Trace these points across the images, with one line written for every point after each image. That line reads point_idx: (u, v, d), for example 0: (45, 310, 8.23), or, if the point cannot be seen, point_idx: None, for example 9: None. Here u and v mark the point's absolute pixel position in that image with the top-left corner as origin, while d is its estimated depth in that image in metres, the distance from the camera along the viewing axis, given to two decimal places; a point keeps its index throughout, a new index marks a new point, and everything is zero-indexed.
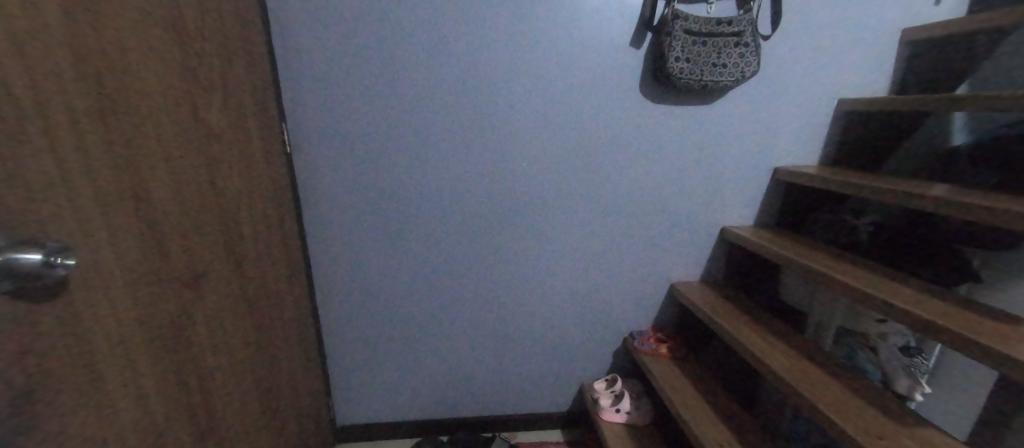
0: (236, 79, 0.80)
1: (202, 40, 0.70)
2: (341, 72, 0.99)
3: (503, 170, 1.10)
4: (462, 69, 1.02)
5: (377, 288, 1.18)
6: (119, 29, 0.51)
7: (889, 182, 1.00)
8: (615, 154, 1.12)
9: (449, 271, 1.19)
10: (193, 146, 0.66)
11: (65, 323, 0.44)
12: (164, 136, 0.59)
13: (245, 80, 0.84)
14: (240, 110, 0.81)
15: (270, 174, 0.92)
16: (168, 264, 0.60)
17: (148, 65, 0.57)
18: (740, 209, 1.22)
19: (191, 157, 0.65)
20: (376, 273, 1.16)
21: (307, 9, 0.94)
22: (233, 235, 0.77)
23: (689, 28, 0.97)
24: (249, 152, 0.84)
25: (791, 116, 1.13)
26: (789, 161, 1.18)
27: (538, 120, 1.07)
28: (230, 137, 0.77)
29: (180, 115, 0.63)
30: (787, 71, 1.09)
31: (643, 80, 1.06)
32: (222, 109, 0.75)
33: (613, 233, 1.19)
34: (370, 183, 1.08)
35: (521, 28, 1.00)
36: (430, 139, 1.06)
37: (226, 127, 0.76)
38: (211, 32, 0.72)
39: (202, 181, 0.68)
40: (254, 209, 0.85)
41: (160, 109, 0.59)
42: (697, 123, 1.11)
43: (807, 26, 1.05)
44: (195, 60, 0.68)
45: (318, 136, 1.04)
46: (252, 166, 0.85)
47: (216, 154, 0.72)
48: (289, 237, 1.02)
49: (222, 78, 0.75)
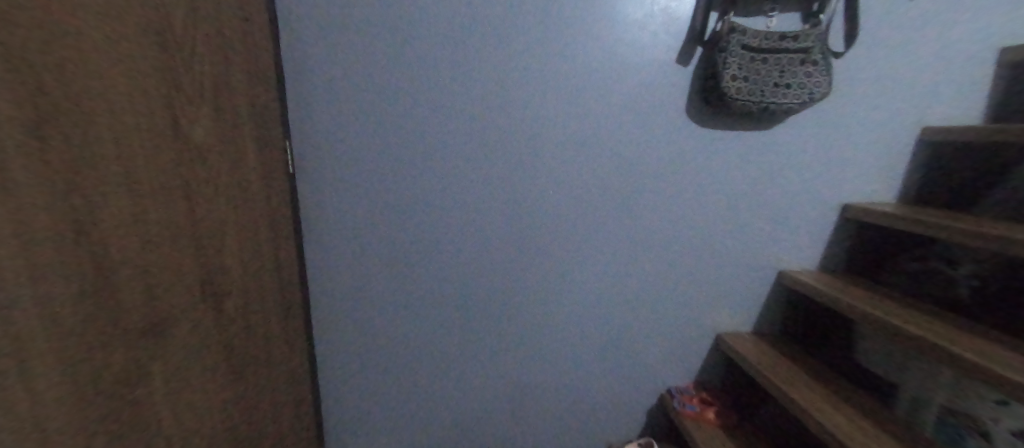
0: (243, 91, 0.71)
1: (213, 49, 0.61)
2: (354, 83, 0.90)
3: (527, 199, 0.98)
4: (487, 85, 0.92)
5: (382, 324, 1.05)
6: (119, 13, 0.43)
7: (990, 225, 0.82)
8: (654, 185, 0.98)
9: (462, 311, 1.05)
10: (197, 159, 0.57)
11: (49, 384, 0.34)
12: (166, 145, 0.50)
13: (253, 93, 0.75)
14: (248, 124, 0.72)
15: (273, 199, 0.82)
16: (167, 298, 0.50)
17: (152, 59, 0.48)
18: (800, 250, 1.04)
19: (194, 172, 0.56)
20: (383, 307, 1.04)
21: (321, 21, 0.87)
22: (232, 266, 0.67)
23: (746, 43, 0.85)
24: (253, 172, 0.74)
25: (866, 147, 0.97)
26: (863, 197, 1.00)
27: (568, 143, 0.95)
28: (235, 153, 0.67)
29: (186, 123, 0.54)
30: (865, 92, 0.93)
31: (690, 101, 0.94)
32: (230, 119, 0.66)
33: (650, 272, 1.04)
34: (379, 208, 0.97)
35: (554, 39, 0.90)
36: (448, 159, 0.95)
37: (228, 145, 0.65)
38: (220, 33, 0.64)
39: (205, 201, 0.59)
40: (252, 240, 0.74)
41: (165, 113, 0.50)
42: (753, 151, 0.97)
43: (887, 44, 0.90)
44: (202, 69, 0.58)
45: (325, 154, 0.94)
46: (256, 190, 0.75)
47: (220, 171, 0.63)
48: (290, 265, 0.90)
49: (229, 90, 0.66)
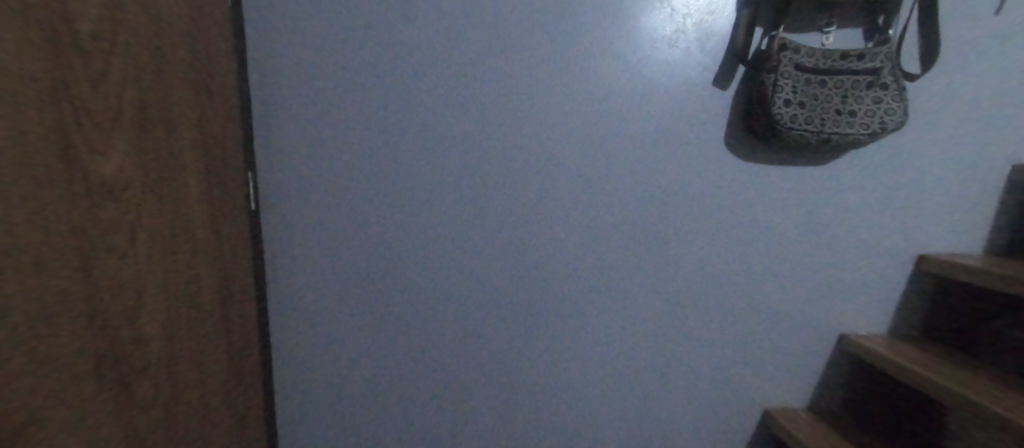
0: (212, 117, 0.58)
1: (169, 62, 0.48)
2: (320, 102, 0.70)
3: (536, 245, 0.79)
4: (488, 107, 0.74)
5: (345, 408, 0.81)
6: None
7: None
8: (690, 229, 0.81)
9: (454, 388, 0.82)
10: (145, 194, 0.44)
11: None
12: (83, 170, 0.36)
13: (224, 118, 0.61)
14: (211, 156, 0.57)
15: (243, 247, 0.66)
16: (81, 384, 0.35)
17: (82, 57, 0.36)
18: (865, 310, 0.86)
19: (136, 208, 0.43)
20: (351, 385, 0.80)
21: (278, 19, 0.67)
22: (188, 326, 0.52)
23: (800, 63, 0.71)
24: (217, 214, 0.59)
25: (947, 187, 0.80)
26: (944, 248, 0.83)
27: (587, 178, 0.78)
28: (197, 188, 0.54)
29: (132, 146, 0.42)
30: (944, 123, 0.77)
31: (730, 131, 0.78)
32: (192, 143, 0.53)
33: (683, 334, 0.85)
34: (350, 257, 0.75)
35: (569, 51, 0.73)
36: (438, 197, 0.75)
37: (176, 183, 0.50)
38: (181, 38, 0.51)
39: (152, 246, 0.45)
40: (213, 301, 0.58)
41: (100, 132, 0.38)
42: (809, 191, 0.80)
43: (971, 66, 0.75)
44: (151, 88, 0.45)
45: (279, 193, 0.73)
46: (222, 238, 0.60)
47: (178, 209, 0.50)
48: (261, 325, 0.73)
49: (188, 114, 0.52)
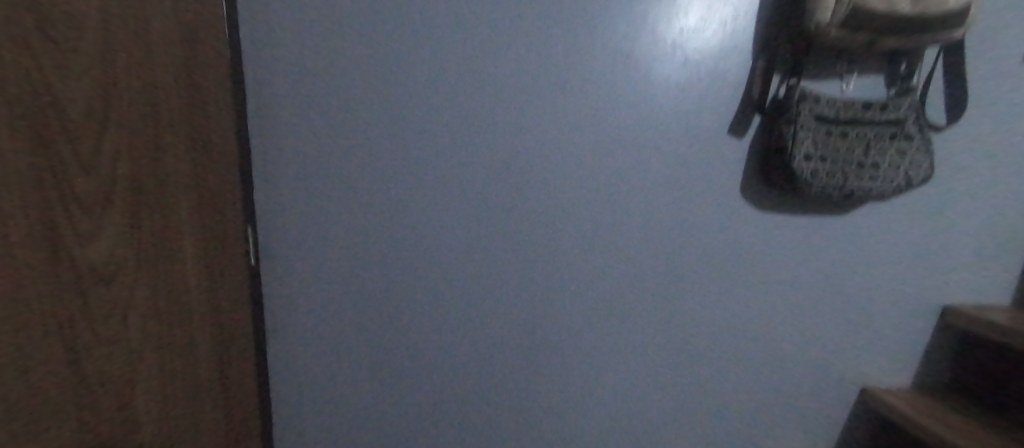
0: (212, 182, 0.55)
1: (171, 137, 0.46)
2: (326, 158, 0.68)
3: (548, 299, 0.76)
4: (499, 160, 0.71)
5: None
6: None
7: None
8: (707, 280, 0.78)
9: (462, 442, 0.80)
10: (141, 275, 0.42)
11: None
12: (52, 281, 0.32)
13: (225, 182, 0.59)
14: (211, 222, 0.55)
15: (239, 312, 0.63)
16: None
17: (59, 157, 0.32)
18: (889, 363, 0.82)
19: (121, 304, 0.39)
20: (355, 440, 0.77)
21: (278, 75, 0.65)
22: (186, 398, 0.51)
23: (820, 114, 0.68)
24: (213, 284, 0.56)
25: (969, 237, 0.78)
26: (967, 298, 0.80)
27: (599, 230, 0.75)
28: (195, 263, 0.51)
29: (122, 239, 0.39)
30: (969, 173, 0.75)
31: (746, 181, 0.75)
32: (191, 217, 0.51)
33: (699, 388, 0.82)
34: (352, 313, 0.73)
35: (580, 101, 0.71)
36: (448, 253, 0.73)
37: (171, 261, 0.47)
38: (183, 109, 0.49)
39: (139, 341, 0.42)
40: (209, 375, 0.55)
41: (81, 234, 0.35)
42: (828, 242, 0.77)
43: (995, 115, 0.73)
44: (148, 170, 0.43)
45: (282, 251, 0.70)
46: (218, 304, 0.57)
47: (172, 291, 0.47)
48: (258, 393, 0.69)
49: (188, 183, 0.50)
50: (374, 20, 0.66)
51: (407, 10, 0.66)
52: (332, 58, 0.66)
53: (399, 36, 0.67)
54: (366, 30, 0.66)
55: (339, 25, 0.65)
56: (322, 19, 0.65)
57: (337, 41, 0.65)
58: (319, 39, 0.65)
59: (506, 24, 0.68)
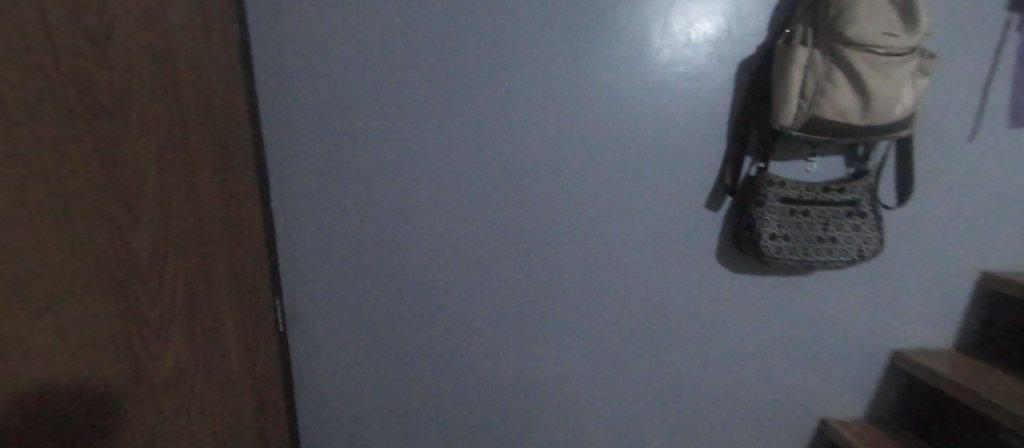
0: (243, 274, 0.64)
1: (214, 252, 0.55)
2: (344, 235, 0.77)
3: (544, 350, 0.85)
4: (496, 232, 0.80)
5: None
6: (94, 289, 0.35)
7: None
8: (685, 329, 0.87)
9: None
10: (202, 377, 0.52)
11: None
12: (145, 411, 0.41)
13: (253, 268, 0.67)
14: (247, 307, 0.65)
15: (271, 376, 0.72)
16: None
17: (143, 315, 0.41)
18: (846, 398, 0.93)
19: (187, 412, 0.48)
20: None
21: (306, 166, 0.74)
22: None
23: (785, 196, 0.76)
24: (251, 358, 0.66)
25: (919, 289, 0.87)
26: (916, 342, 0.90)
27: (589, 288, 0.83)
28: (237, 347, 0.61)
29: (186, 356, 0.48)
30: (919, 235, 0.83)
31: (721, 248, 0.84)
32: (232, 309, 0.60)
33: (680, 422, 0.92)
34: (373, 365, 0.83)
35: (571, 177, 0.79)
36: (452, 313, 0.82)
37: (220, 355, 0.56)
38: (219, 224, 0.57)
39: (203, 430, 0.52)
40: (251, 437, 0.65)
41: (157, 367, 0.43)
42: (794, 295, 0.86)
43: (943, 185, 0.81)
44: (201, 288, 0.52)
45: (309, 314, 0.80)
46: (255, 374, 0.67)
47: (223, 380, 0.57)
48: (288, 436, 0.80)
49: (227, 283, 0.59)
50: (381, 115, 0.74)
51: (409, 105, 0.74)
52: (344, 149, 0.74)
53: (404, 128, 0.75)
54: (375, 123, 0.74)
55: (350, 120, 0.73)
56: (335, 117, 0.73)
57: (348, 134, 0.74)
58: (332, 134, 0.74)
59: (502, 114, 0.76)
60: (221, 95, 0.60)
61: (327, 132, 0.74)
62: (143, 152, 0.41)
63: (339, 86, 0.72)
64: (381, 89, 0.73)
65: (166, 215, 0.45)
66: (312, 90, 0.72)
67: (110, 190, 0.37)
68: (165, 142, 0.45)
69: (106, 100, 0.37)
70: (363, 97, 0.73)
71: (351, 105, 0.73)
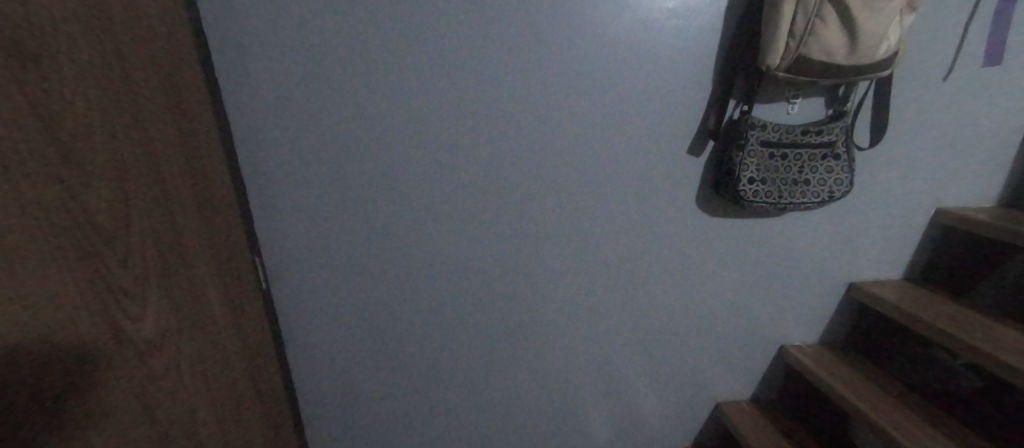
0: (217, 230, 0.61)
1: (186, 206, 0.52)
2: (320, 187, 0.74)
3: (528, 294, 0.87)
4: (480, 182, 0.78)
5: (359, 432, 0.93)
6: (87, 240, 0.34)
7: (971, 327, 0.80)
8: (663, 268, 0.89)
9: (456, 410, 0.95)
10: (195, 331, 0.52)
11: None
12: (135, 378, 0.39)
13: (226, 223, 0.64)
14: (227, 265, 0.63)
15: (256, 330, 0.72)
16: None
17: (119, 283, 0.38)
18: (808, 327, 1.00)
19: (187, 365, 0.49)
20: (364, 413, 0.91)
21: (271, 112, 0.69)
22: (240, 407, 0.62)
23: (766, 139, 0.76)
24: (237, 313, 0.65)
25: (879, 225, 0.92)
26: (871, 274, 0.97)
27: (570, 232, 0.84)
28: (222, 309, 0.59)
29: (176, 315, 0.48)
30: (884, 173, 0.87)
31: (700, 193, 0.85)
32: (211, 271, 0.57)
33: (656, 354, 0.97)
34: (360, 316, 0.84)
35: (552, 116, 0.76)
36: (438, 264, 0.82)
37: (209, 311, 0.56)
38: (189, 177, 0.54)
39: (206, 381, 0.53)
40: (248, 386, 0.66)
41: (152, 321, 0.43)
42: (767, 234, 0.90)
43: (911, 125, 0.84)
44: (180, 243, 0.50)
45: (289, 269, 0.78)
46: (243, 328, 0.66)
47: (213, 341, 0.56)
48: (283, 387, 0.82)
49: (205, 239, 0.56)
50: (350, 54, 0.68)
51: (382, 46, 0.68)
52: (313, 96, 0.69)
53: (376, 68, 0.69)
54: (346, 67, 0.68)
55: (317, 64, 0.67)
56: (300, 59, 0.67)
57: (317, 79, 0.68)
58: (298, 78, 0.68)
59: (482, 54, 0.71)
60: (170, 35, 0.53)
61: (291, 77, 0.68)
62: (95, 102, 0.36)
63: (301, 23, 0.65)
64: (349, 27, 0.66)
65: (126, 173, 0.40)
66: (269, 27, 0.64)
67: (65, 147, 0.32)
68: (125, 83, 0.41)
69: (51, 42, 0.32)
70: (328, 36, 0.66)
71: (315, 46, 0.66)
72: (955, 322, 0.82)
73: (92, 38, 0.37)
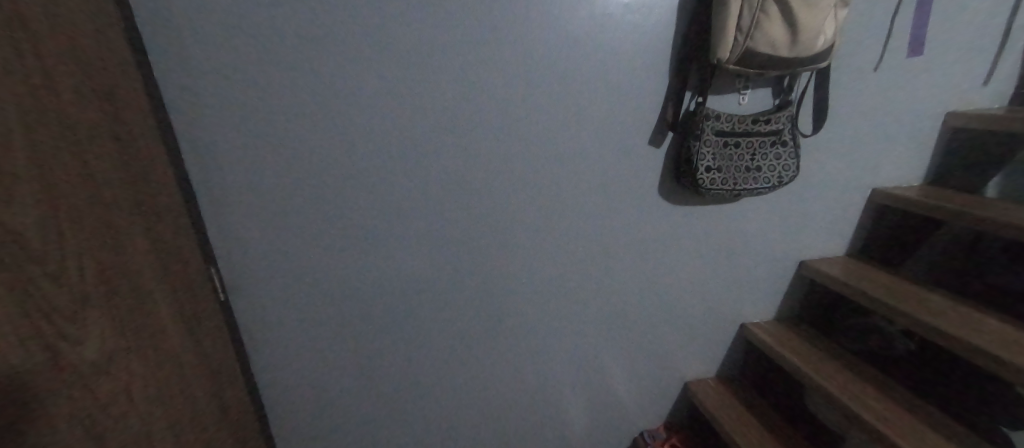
0: (165, 242, 0.57)
1: (127, 216, 0.49)
2: (276, 190, 0.71)
3: (501, 287, 0.88)
4: (446, 179, 0.77)
5: (333, 436, 0.91)
6: (25, 262, 0.32)
7: (907, 297, 0.88)
8: (629, 254, 0.92)
9: (433, 406, 0.94)
10: (148, 351, 0.49)
11: None
12: (80, 408, 0.37)
13: (174, 234, 0.60)
14: (179, 278, 0.59)
15: (215, 343, 0.68)
16: None
17: (55, 306, 0.35)
18: (764, 304, 1.07)
19: (139, 388, 0.46)
20: (336, 418, 0.89)
21: (220, 115, 0.65)
22: (202, 425, 0.59)
23: (720, 129, 0.80)
24: (193, 327, 0.61)
25: (823, 205, 0.99)
26: (818, 252, 1.05)
27: (538, 222, 0.85)
28: (175, 324, 0.56)
29: (123, 335, 0.44)
30: (825, 158, 0.94)
31: (662, 183, 0.88)
32: (161, 285, 0.54)
33: (626, 337, 1.00)
34: (328, 321, 0.82)
35: (517, 110, 0.76)
36: (407, 263, 0.82)
37: (162, 327, 0.52)
38: (128, 189, 0.50)
39: (162, 403, 0.50)
40: (210, 402, 0.63)
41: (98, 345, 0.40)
42: (724, 218, 0.94)
43: (848, 112, 0.90)
44: (123, 257, 0.47)
45: (248, 277, 0.75)
46: (201, 342, 0.63)
47: (167, 360, 0.53)
48: (249, 400, 0.78)
49: (153, 251, 0.53)
50: (303, 53, 0.65)
51: (338, 42, 0.66)
52: (265, 96, 0.66)
53: (333, 67, 0.67)
54: (300, 67, 0.66)
55: (267, 63, 0.64)
56: (249, 56, 0.64)
57: (268, 79, 0.65)
58: (249, 77, 0.64)
59: (443, 50, 0.70)
60: (95, 30, 0.48)
61: (240, 74, 0.64)
62: (13, 107, 0.33)
63: (249, 19, 0.62)
64: (301, 25, 0.64)
65: (54, 185, 0.37)
66: (212, 27, 0.61)
67: None
68: (55, 91, 0.38)
69: None
70: (279, 33, 0.63)
71: (265, 43, 0.63)
72: (893, 293, 0.90)
73: (8, 36, 0.33)
